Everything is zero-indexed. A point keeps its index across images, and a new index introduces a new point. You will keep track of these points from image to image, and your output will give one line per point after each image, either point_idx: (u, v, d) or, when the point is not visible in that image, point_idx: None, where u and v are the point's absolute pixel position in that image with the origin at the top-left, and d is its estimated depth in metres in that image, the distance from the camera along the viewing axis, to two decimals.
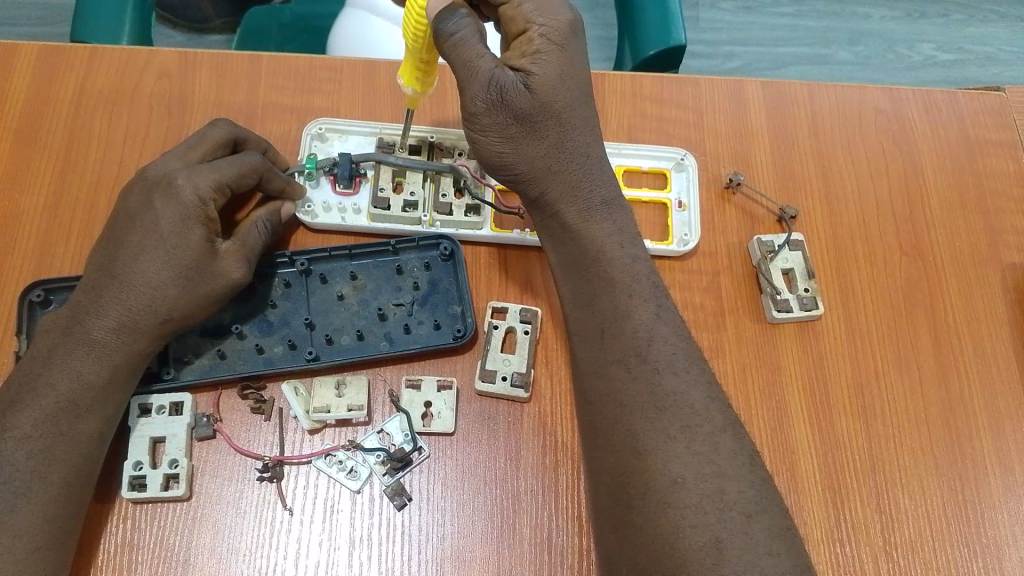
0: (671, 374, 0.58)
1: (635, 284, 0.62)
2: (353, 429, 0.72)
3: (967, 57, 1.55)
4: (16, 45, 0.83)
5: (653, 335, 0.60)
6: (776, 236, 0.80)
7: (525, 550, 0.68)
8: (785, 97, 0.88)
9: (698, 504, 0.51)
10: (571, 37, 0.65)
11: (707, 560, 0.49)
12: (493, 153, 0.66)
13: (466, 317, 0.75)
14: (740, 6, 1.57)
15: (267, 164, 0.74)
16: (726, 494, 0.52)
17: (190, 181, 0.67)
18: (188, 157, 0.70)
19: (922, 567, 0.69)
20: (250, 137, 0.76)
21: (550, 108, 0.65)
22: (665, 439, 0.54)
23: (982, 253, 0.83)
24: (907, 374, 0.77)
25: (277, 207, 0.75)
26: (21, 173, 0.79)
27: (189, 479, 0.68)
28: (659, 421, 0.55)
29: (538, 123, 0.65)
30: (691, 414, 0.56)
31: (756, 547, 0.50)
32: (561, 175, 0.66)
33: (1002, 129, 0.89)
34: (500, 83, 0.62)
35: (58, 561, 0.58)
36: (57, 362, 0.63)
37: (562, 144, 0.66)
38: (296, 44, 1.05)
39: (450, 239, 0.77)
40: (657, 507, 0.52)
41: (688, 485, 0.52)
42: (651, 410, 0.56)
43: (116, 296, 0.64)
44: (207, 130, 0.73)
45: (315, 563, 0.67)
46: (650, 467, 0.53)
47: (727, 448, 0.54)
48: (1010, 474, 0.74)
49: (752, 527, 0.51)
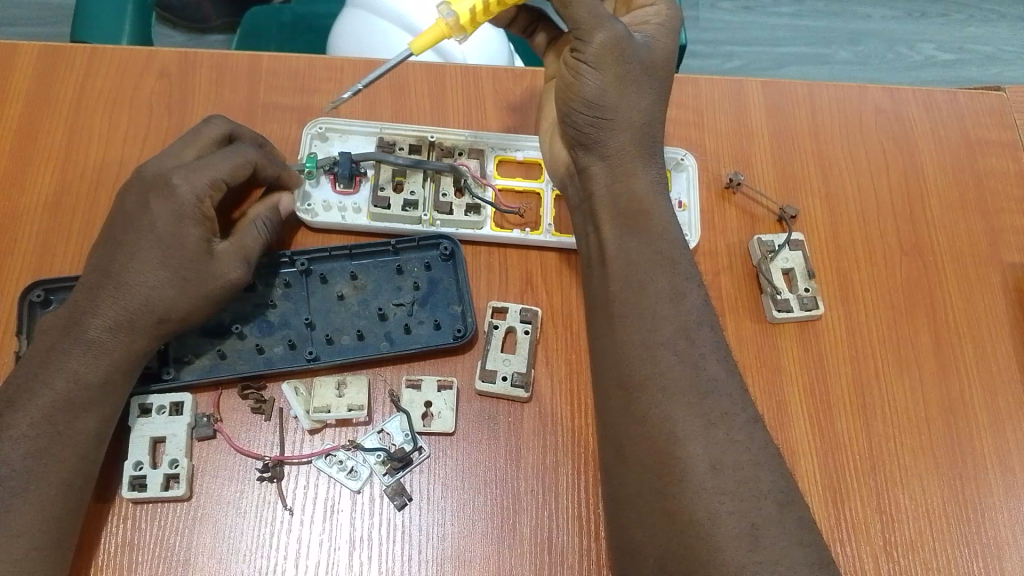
0: (713, 360, 0.56)
1: (690, 268, 0.61)
2: (353, 429, 0.72)
3: (968, 57, 1.55)
4: (16, 46, 0.83)
5: (702, 319, 0.58)
6: (775, 236, 0.80)
7: (524, 550, 0.68)
8: (785, 97, 0.88)
9: (735, 490, 0.50)
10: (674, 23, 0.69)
11: (745, 548, 0.48)
12: (592, 91, 0.64)
13: (466, 317, 0.75)
14: (740, 6, 1.57)
15: (262, 156, 0.74)
16: (762, 483, 0.51)
17: (186, 180, 0.67)
18: (183, 155, 0.70)
19: (922, 567, 0.69)
20: (247, 134, 0.75)
21: (645, 80, 0.65)
22: (705, 425, 0.52)
23: (982, 252, 0.83)
24: (907, 374, 0.77)
25: (276, 201, 0.75)
26: (21, 173, 0.79)
27: (189, 479, 0.68)
28: (699, 407, 0.53)
29: (646, 78, 0.66)
30: (729, 401, 0.54)
31: (793, 537, 0.49)
32: (640, 140, 0.66)
33: (1002, 129, 0.89)
34: (615, 32, 0.63)
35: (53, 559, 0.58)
36: (58, 360, 0.63)
37: (650, 107, 0.66)
38: (296, 44, 1.05)
39: (450, 238, 0.77)
40: (696, 493, 0.50)
41: (727, 471, 0.50)
42: (691, 394, 0.54)
43: (112, 297, 0.64)
44: (202, 128, 0.72)
45: (315, 563, 0.67)
46: (688, 455, 0.51)
47: (762, 438, 0.53)
48: (1010, 474, 0.74)
49: (788, 516, 0.50)
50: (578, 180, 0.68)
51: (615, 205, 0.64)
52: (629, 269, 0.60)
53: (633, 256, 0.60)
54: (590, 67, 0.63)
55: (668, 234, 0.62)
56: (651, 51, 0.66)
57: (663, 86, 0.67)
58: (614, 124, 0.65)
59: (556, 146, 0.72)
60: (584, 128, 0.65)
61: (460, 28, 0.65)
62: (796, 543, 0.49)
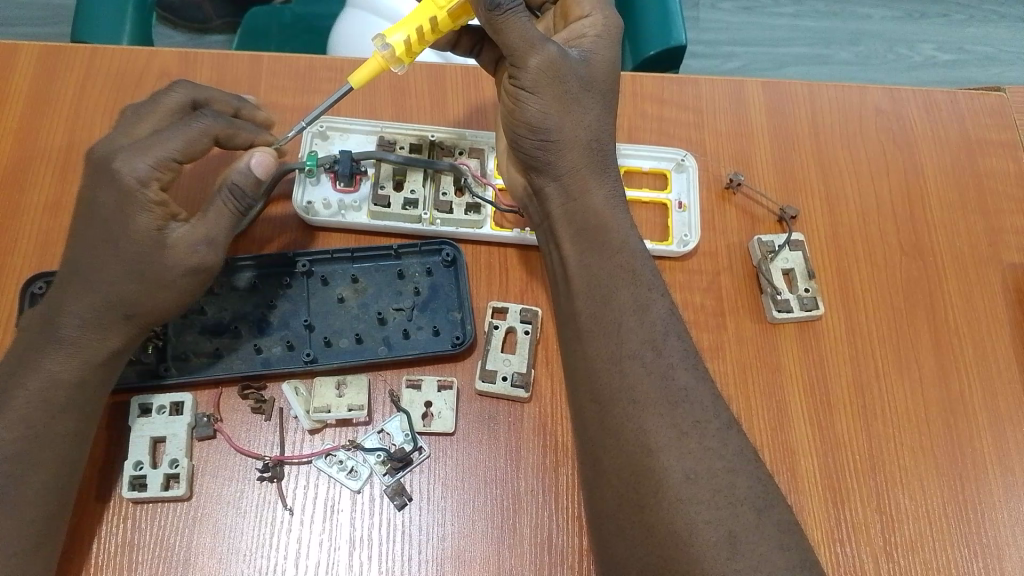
0: (681, 370, 0.56)
1: (655, 278, 0.61)
2: (353, 429, 0.72)
3: (968, 57, 1.55)
4: (17, 46, 0.83)
5: (667, 330, 0.58)
6: (776, 237, 0.80)
7: (524, 550, 0.68)
8: (785, 97, 0.88)
9: (712, 499, 0.49)
10: (609, 38, 0.67)
11: (724, 556, 0.47)
12: (533, 116, 0.64)
13: (465, 324, 0.75)
14: (741, 6, 1.57)
15: (223, 123, 0.69)
16: (738, 489, 0.50)
17: (147, 161, 0.63)
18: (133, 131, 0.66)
19: (921, 567, 0.69)
20: (214, 97, 0.72)
21: (585, 100, 0.65)
22: (677, 435, 0.52)
23: (982, 253, 0.83)
24: (907, 375, 0.77)
25: (248, 164, 0.68)
26: (23, 172, 0.79)
27: (189, 479, 0.68)
28: (669, 416, 0.53)
29: (588, 94, 0.65)
30: (699, 409, 0.54)
31: (771, 543, 0.48)
32: (592, 155, 0.65)
33: (1002, 129, 0.89)
34: (546, 58, 0.63)
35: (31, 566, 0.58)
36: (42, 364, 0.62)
37: (598, 122, 0.66)
38: (295, 45, 1.05)
39: (451, 244, 0.77)
40: (672, 505, 0.50)
41: (703, 480, 0.50)
42: (663, 405, 0.54)
43: (80, 294, 0.63)
44: (159, 98, 0.69)
45: (315, 563, 0.67)
46: (661, 466, 0.51)
47: (736, 444, 0.53)
48: (1010, 474, 0.74)
49: (768, 521, 0.50)
50: (535, 201, 0.68)
51: (572, 223, 0.64)
52: (592, 282, 0.60)
53: (596, 269, 0.61)
54: (529, 92, 0.63)
55: (627, 246, 0.62)
56: (592, 65, 0.66)
57: (609, 98, 0.67)
58: (561, 144, 0.64)
59: (512, 172, 0.73)
60: (533, 151, 0.65)
61: (397, 59, 0.65)
62: (778, 547, 0.48)
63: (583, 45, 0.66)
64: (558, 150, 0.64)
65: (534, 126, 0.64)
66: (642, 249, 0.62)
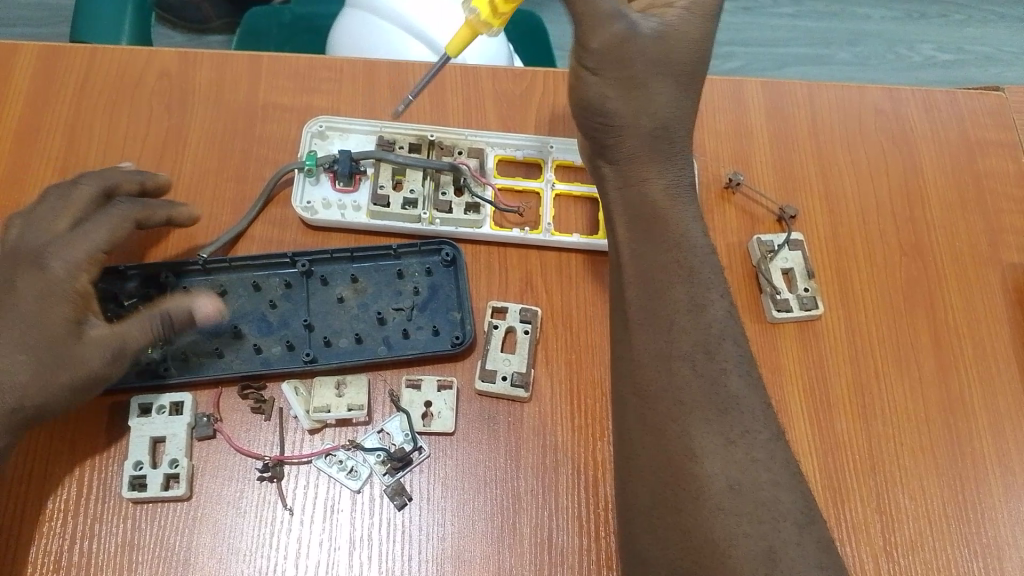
0: (737, 376, 0.55)
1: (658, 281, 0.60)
2: (353, 429, 0.72)
3: (967, 56, 1.55)
4: (16, 46, 0.83)
5: (726, 334, 0.57)
6: (775, 236, 0.80)
7: (524, 549, 0.68)
8: (785, 97, 0.88)
9: (751, 512, 0.49)
10: (690, 20, 0.64)
11: (764, 569, 0.48)
12: (593, 96, 0.64)
13: (465, 324, 0.75)
14: (740, 7, 1.57)
15: (141, 207, 0.72)
16: (782, 504, 0.50)
17: (62, 262, 0.65)
18: (56, 226, 0.68)
19: (921, 567, 0.69)
20: (121, 180, 0.73)
21: (654, 85, 0.64)
22: (725, 444, 0.52)
23: (982, 253, 0.83)
24: (907, 374, 0.77)
25: (194, 303, 0.68)
26: (22, 173, 0.79)
27: (188, 479, 0.68)
28: (719, 424, 0.53)
29: (659, 77, 0.64)
30: (750, 420, 0.53)
31: (812, 558, 0.49)
32: (656, 141, 0.65)
33: (1002, 129, 0.89)
34: (609, 45, 0.62)
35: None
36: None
37: (667, 106, 0.65)
38: (297, 44, 1.06)
39: (451, 244, 0.77)
40: (711, 513, 0.50)
41: (747, 492, 0.50)
42: (713, 411, 0.53)
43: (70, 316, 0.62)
44: (69, 190, 0.70)
45: (315, 563, 0.67)
46: (705, 473, 0.51)
47: (783, 456, 0.53)
48: (1010, 474, 0.74)
49: (809, 537, 0.50)
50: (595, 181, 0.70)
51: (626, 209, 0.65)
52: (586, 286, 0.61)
53: None
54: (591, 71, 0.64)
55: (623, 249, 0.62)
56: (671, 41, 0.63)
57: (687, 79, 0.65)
58: (619, 129, 0.65)
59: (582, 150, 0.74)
60: (591, 133, 0.67)
61: (483, 23, 0.66)
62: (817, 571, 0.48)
63: (666, 14, 0.64)
64: (613, 134, 0.65)
65: (586, 108, 0.66)
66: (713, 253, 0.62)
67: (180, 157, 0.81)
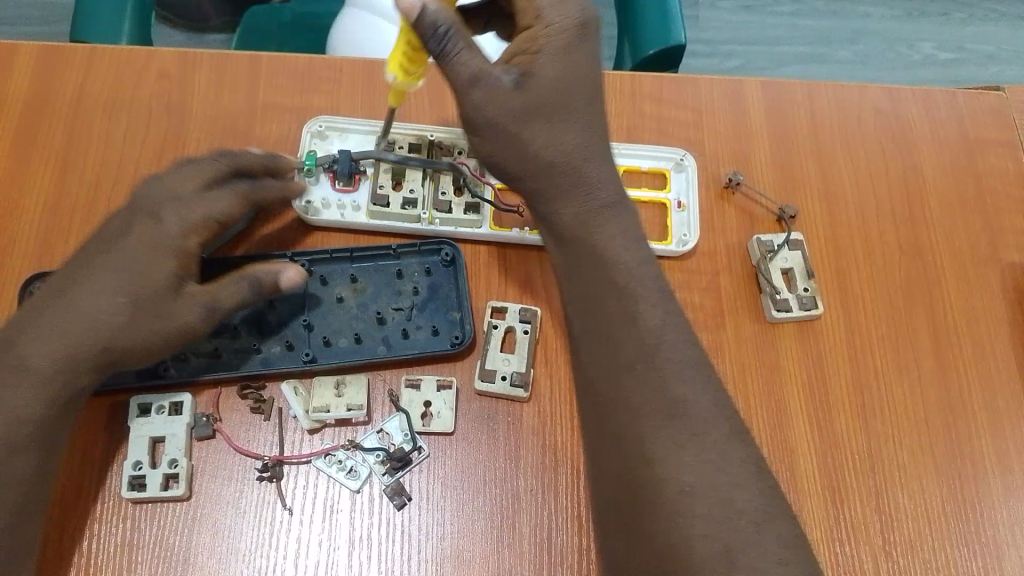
0: None
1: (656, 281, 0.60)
2: (353, 429, 0.72)
3: (967, 55, 1.55)
4: (15, 46, 0.83)
5: (662, 341, 0.56)
6: (775, 236, 0.80)
7: (524, 549, 0.68)
8: (785, 97, 0.88)
9: (710, 513, 0.49)
10: (580, 43, 0.64)
11: (722, 569, 0.48)
12: None
13: (465, 324, 0.75)
14: (740, 5, 1.57)
15: (253, 186, 0.73)
16: (738, 504, 0.50)
17: (176, 216, 0.67)
18: (183, 187, 0.69)
19: (921, 567, 0.69)
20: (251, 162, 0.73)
21: (554, 106, 0.63)
22: (675, 448, 0.52)
23: (982, 253, 0.83)
24: (907, 374, 0.77)
25: (282, 269, 0.70)
26: (21, 173, 0.79)
27: (188, 478, 0.68)
28: (666, 429, 0.53)
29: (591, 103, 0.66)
30: (699, 423, 0.53)
31: (772, 556, 0.48)
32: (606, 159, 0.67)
33: (1002, 129, 0.89)
34: (497, 78, 0.61)
35: (23, 524, 0.59)
36: (49, 316, 0.62)
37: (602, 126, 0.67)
38: (296, 44, 1.05)
39: (450, 244, 0.77)
40: (668, 515, 0.50)
41: (700, 495, 0.50)
42: (661, 417, 0.53)
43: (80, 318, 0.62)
44: (199, 161, 0.71)
45: (314, 563, 0.67)
46: (660, 476, 0.51)
47: None
48: (1010, 474, 0.74)
49: (768, 536, 0.49)
50: None
51: None
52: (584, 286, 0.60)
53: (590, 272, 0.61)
54: None
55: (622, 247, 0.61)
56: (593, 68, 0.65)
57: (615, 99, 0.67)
58: None
59: None
60: None
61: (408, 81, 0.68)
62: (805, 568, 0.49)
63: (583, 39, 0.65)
64: (514, 146, 0.63)
65: (486, 122, 0.62)
66: (648, 258, 0.61)
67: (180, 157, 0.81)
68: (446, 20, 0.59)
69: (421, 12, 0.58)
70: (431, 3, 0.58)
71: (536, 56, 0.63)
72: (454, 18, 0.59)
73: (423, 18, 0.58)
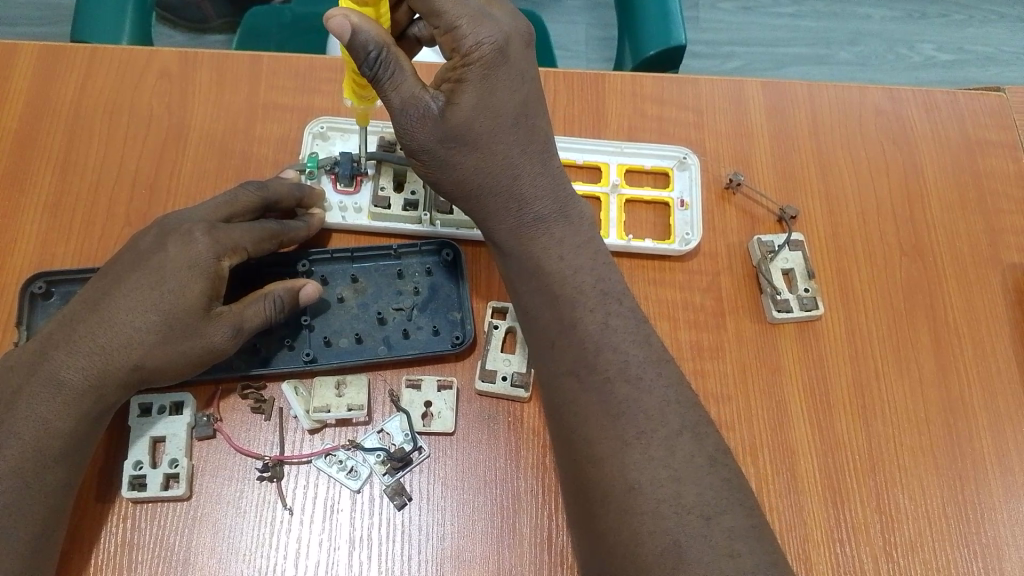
0: None
1: None
2: (353, 429, 0.72)
3: (968, 57, 1.55)
4: (16, 46, 0.83)
5: (601, 345, 0.58)
6: (775, 237, 0.80)
7: (524, 550, 0.68)
8: (785, 98, 0.88)
9: (680, 507, 0.50)
10: (500, 64, 0.62)
11: (670, 565, 0.48)
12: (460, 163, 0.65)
13: (465, 324, 0.75)
14: (741, 6, 1.57)
15: (280, 225, 0.72)
16: (684, 498, 0.50)
17: (207, 235, 0.65)
18: (212, 209, 0.69)
19: (922, 568, 0.69)
20: (282, 188, 0.73)
21: (479, 130, 0.63)
22: (646, 443, 0.53)
23: (983, 253, 0.83)
24: (907, 375, 0.77)
25: (299, 285, 0.70)
26: (22, 172, 0.79)
27: (188, 479, 0.68)
28: (618, 431, 0.54)
29: (528, 119, 0.66)
30: (650, 422, 0.54)
31: (721, 550, 0.48)
32: (551, 175, 0.67)
33: (1002, 129, 0.89)
34: (425, 105, 0.62)
35: (47, 529, 0.59)
36: (87, 329, 0.62)
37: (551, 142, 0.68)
38: (297, 44, 1.05)
39: (451, 244, 0.77)
40: (620, 516, 0.50)
41: (646, 491, 0.51)
42: (605, 418, 0.55)
43: (96, 328, 0.62)
44: (235, 194, 0.71)
45: (314, 563, 0.67)
46: (661, 476, 0.51)
47: None
48: (1010, 474, 0.74)
49: (716, 529, 0.49)
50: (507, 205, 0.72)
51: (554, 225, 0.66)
52: (581, 288, 0.61)
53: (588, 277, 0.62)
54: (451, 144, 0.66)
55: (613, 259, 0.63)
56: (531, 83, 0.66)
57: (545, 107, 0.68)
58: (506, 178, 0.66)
59: None
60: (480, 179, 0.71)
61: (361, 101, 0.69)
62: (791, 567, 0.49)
63: (517, 57, 0.64)
64: (447, 169, 0.65)
65: (418, 149, 0.64)
66: (585, 264, 0.63)
67: (181, 157, 0.81)
68: (378, 46, 0.57)
69: (351, 36, 0.56)
70: (360, 24, 0.56)
71: (461, 83, 0.62)
72: (386, 41, 0.58)
73: (355, 43, 0.57)
